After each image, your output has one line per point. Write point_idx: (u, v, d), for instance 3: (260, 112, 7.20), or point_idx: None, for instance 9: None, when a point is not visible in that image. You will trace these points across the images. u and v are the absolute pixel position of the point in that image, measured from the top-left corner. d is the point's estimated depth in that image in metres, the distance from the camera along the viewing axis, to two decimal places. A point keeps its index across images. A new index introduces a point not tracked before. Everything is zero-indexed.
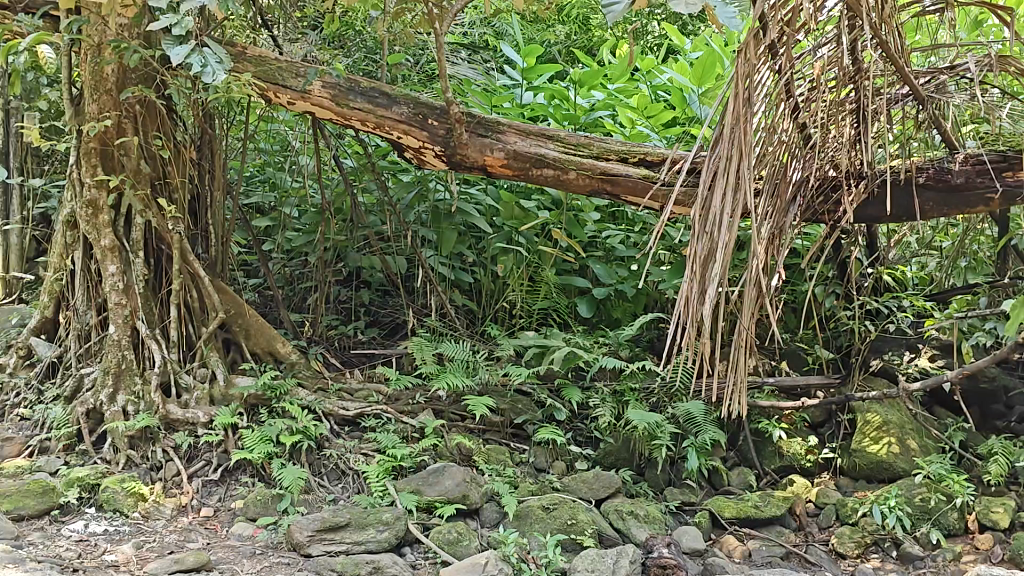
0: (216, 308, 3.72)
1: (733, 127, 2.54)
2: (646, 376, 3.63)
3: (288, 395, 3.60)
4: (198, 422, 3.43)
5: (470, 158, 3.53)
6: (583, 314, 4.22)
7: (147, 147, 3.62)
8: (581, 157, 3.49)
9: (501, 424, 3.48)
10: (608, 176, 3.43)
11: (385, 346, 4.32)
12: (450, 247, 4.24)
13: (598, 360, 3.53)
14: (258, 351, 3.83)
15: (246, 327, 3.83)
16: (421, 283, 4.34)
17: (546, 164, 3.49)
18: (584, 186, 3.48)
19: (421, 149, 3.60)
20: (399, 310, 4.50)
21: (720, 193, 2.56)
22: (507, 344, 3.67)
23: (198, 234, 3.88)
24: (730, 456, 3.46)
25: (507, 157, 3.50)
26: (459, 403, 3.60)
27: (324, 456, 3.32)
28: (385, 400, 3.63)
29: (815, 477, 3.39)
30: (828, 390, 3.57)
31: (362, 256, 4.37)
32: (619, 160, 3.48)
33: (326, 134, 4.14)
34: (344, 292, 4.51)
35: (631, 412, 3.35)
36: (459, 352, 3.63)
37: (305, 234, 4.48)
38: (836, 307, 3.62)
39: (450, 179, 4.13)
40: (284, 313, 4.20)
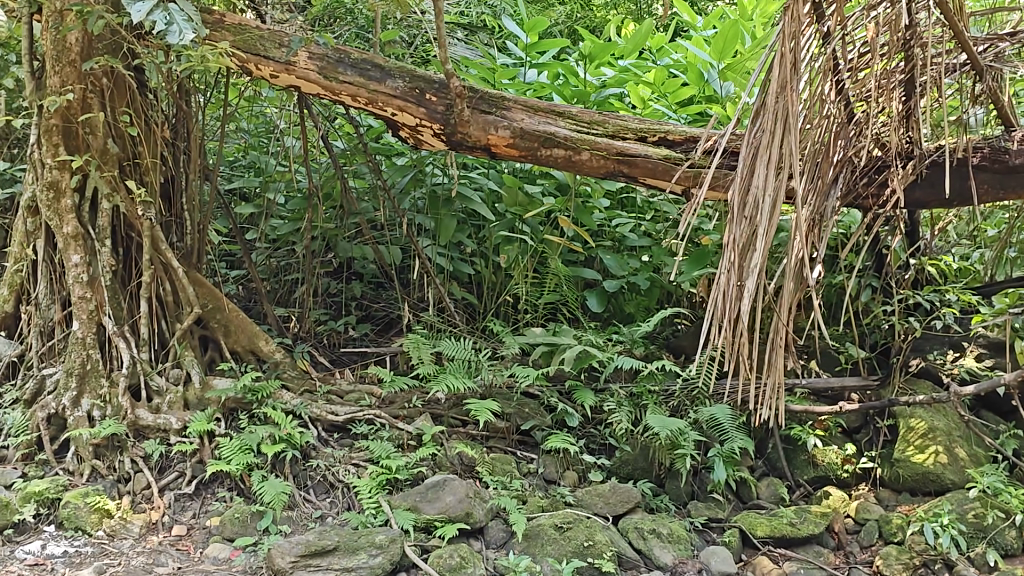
0: (191, 303, 3.38)
1: (777, 95, 2.21)
2: (666, 378, 3.30)
3: (271, 398, 3.27)
4: (171, 429, 3.10)
5: (471, 136, 3.18)
6: (593, 308, 3.89)
7: (115, 124, 3.29)
8: (594, 136, 3.14)
9: (507, 431, 3.15)
10: (623, 157, 3.08)
11: (378, 343, 3.99)
12: (450, 235, 3.88)
13: (613, 360, 3.19)
14: (239, 350, 3.50)
15: (225, 323, 3.49)
16: (418, 275, 4.01)
17: (555, 143, 3.13)
18: (597, 168, 3.13)
19: (418, 127, 3.26)
20: (393, 304, 4.17)
21: (762, 172, 2.23)
22: (512, 343, 3.34)
23: (173, 221, 3.54)
24: (758, 465, 3.14)
25: (513, 136, 3.15)
26: (461, 406, 3.27)
27: (310, 467, 2.99)
28: (378, 403, 3.30)
29: (853, 489, 3.07)
30: (865, 393, 3.25)
31: (354, 246, 4.05)
32: (636, 139, 3.14)
33: (313, 113, 3.79)
34: (334, 284, 4.17)
35: (650, 418, 3.03)
36: (459, 352, 3.31)
37: (292, 223, 4.14)
38: (873, 302, 3.30)
39: (449, 161, 3.79)
40: (268, 308, 3.86)
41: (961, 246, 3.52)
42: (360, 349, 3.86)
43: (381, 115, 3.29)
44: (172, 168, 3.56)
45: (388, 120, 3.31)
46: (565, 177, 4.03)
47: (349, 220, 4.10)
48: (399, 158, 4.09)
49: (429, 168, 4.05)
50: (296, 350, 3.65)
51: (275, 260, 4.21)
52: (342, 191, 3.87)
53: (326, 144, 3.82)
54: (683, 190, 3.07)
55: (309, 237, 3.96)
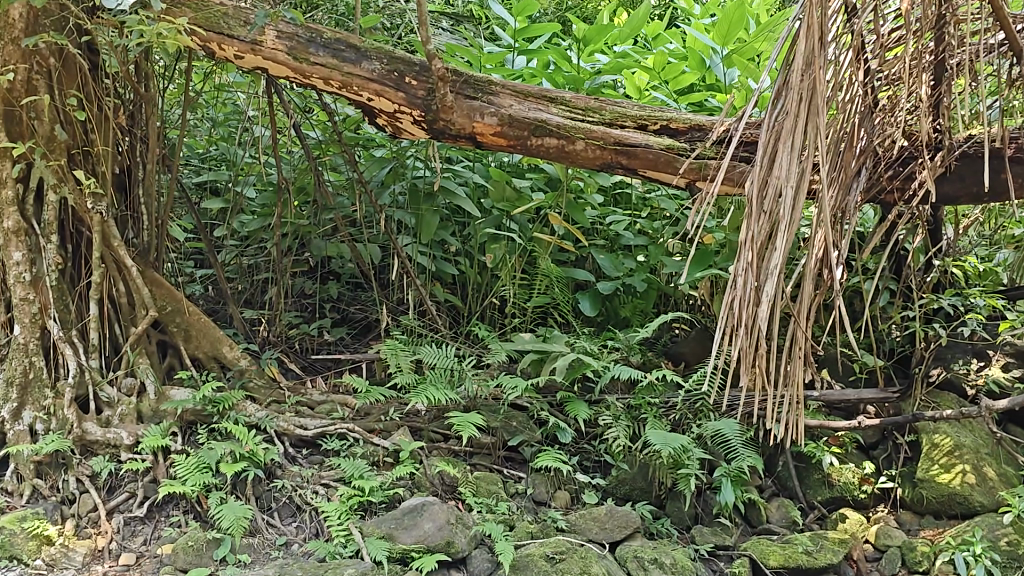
0: (145, 305, 3.08)
1: (803, 73, 1.92)
2: (666, 389, 3.03)
3: (234, 410, 2.98)
4: (121, 445, 2.81)
5: (455, 123, 2.89)
6: (586, 311, 3.60)
7: (62, 108, 2.99)
8: (589, 124, 2.85)
9: (492, 446, 2.87)
10: (621, 147, 2.80)
11: (354, 348, 3.70)
12: (432, 233, 3.58)
13: (610, 369, 2.91)
14: (201, 357, 3.21)
15: (186, 328, 3.20)
16: (397, 276, 3.72)
17: (547, 131, 2.84)
18: (592, 159, 2.84)
19: (397, 113, 2.98)
20: (371, 307, 3.89)
21: (785, 162, 1.94)
22: (499, 350, 3.06)
23: (129, 215, 3.24)
24: (767, 485, 2.87)
25: (501, 124, 2.87)
26: (443, 419, 2.99)
27: (275, 488, 2.70)
28: (351, 416, 3.01)
29: (871, 511, 2.81)
30: (882, 406, 2.99)
31: (329, 244, 3.76)
32: (636, 127, 2.85)
33: (284, 99, 3.50)
34: (308, 285, 3.89)
35: (650, 434, 2.75)
36: (440, 360, 3.02)
37: (263, 219, 3.84)
38: (891, 306, 3.04)
39: (432, 152, 3.51)
40: (235, 310, 3.57)
41: (983, 247, 3.27)
42: (334, 355, 3.57)
43: (356, 100, 3.01)
44: (127, 158, 3.26)
45: (363, 106, 3.02)
46: (556, 171, 3.75)
47: (323, 216, 3.81)
48: (377, 150, 3.79)
49: (411, 160, 3.77)
50: (263, 356, 3.35)
51: (244, 259, 3.92)
52: (316, 184, 3.57)
53: (297, 133, 3.52)
54: (687, 183, 2.80)
55: (280, 234, 3.67)
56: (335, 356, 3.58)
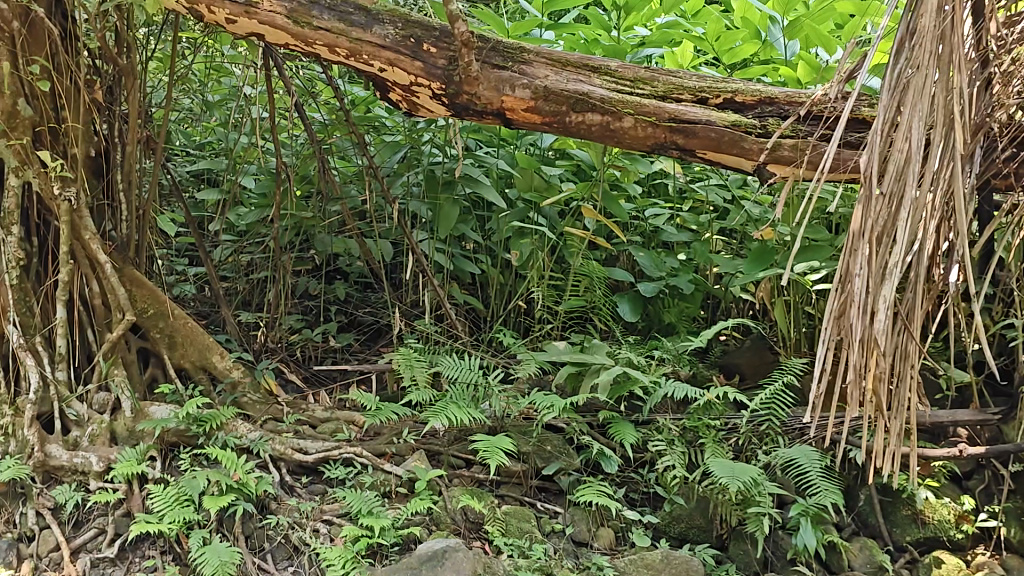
0: (122, 308, 2.67)
1: (939, 12, 1.48)
2: (724, 408, 2.60)
3: (222, 430, 2.56)
4: (90, 472, 2.39)
5: (480, 98, 2.47)
6: (625, 316, 3.17)
7: (26, 80, 2.57)
8: (639, 97, 2.43)
9: (523, 475, 2.45)
10: (676, 124, 2.37)
11: (364, 357, 3.29)
12: (451, 226, 3.11)
13: (661, 386, 2.48)
14: (187, 367, 2.79)
15: (169, 334, 2.79)
16: (412, 275, 3.31)
17: (588, 106, 2.42)
18: (641, 139, 2.42)
19: (412, 87, 2.55)
20: (381, 309, 3.48)
21: (916, 129, 1.50)
22: (530, 361, 2.63)
23: (106, 205, 2.83)
24: (846, 522, 2.45)
25: (535, 98, 2.44)
26: (465, 442, 2.57)
27: (267, 525, 2.28)
28: (358, 438, 2.60)
29: (969, 555, 2.40)
30: (977, 429, 2.58)
31: (335, 240, 3.35)
32: (694, 101, 2.43)
33: (285, 74, 3.08)
34: (312, 285, 3.47)
35: (712, 463, 2.33)
36: (463, 373, 2.60)
37: (261, 211, 3.43)
38: (988, 314, 2.61)
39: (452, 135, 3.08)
40: (228, 314, 3.15)
41: None
42: (340, 365, 3.15)
43: (366, 71, 2.58)
44: (102, 138, 2.84)
45: (373, 77, 2.59)
46: (591, 157, 3.32)
47: (329, 207, 3.39)
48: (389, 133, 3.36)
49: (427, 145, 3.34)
50: (259, 366, 2.93)
51: (241, 256, 3.51)
52: (321, 171, 3.15)
53: (299, 113, 3.10)
54: (755, 167, 2.37)
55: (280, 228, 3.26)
56: (342, 365, 3.16)
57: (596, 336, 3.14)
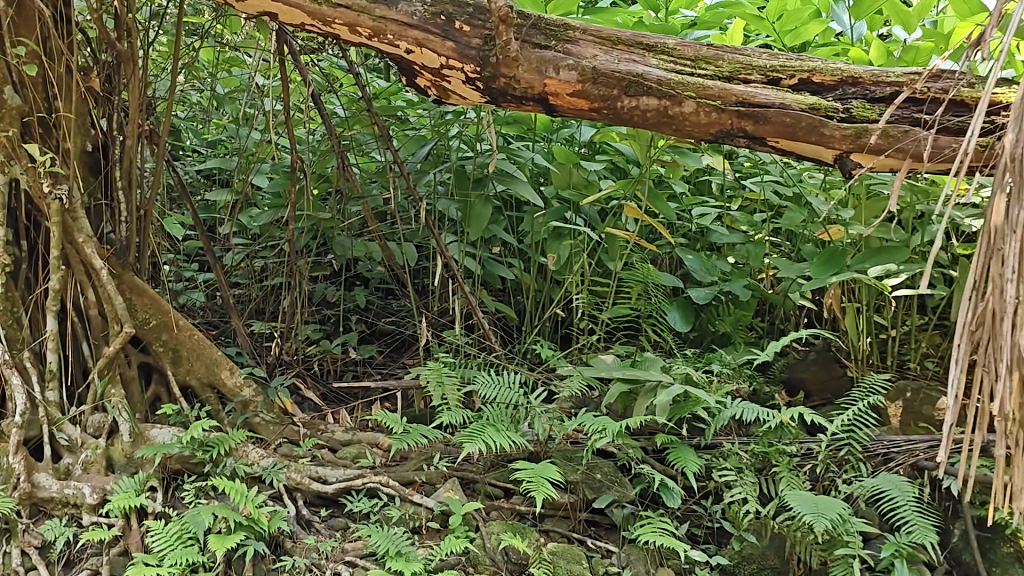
0: (119, 319, 2.39)
1: None
2: (794, 430, 2.31)
3: (232, 455, 2.29)
4: (83, 505, 2.12)
5: (520, 81, 2.18)
6: (677, 326, 2.83)
7: (10, 65, 2.30)
8: (701, 78, 2.13)
9: (571, 508, 2.16)
10: (745, 108, 2.09)
11: (387, 370, 3.01)
12: (483, 227, 2.81)
13: (729, 407, 2.20)
14: (193, 385, 2.52)
15: (174, 347, 2.51)
16: (439, 281, 3.02)
17: (643, 89, 2.13)
18: (704, 125, 2.13)
19: (442, 71, 2.26)
20: (406, 318, 3.20)
21: None
22: (576, 379, 2.34)
23: (103, 205, 2.56)
24: (941, 562, 2.14)
25: (583, 81, 2.16)
26: (504, 469, 2.28)
27: (282, 568, 2.00)
28: (383, 465, 2.32)
29: None
30: None
31: (355, 243, 3.07)
32: (764, 81, 2.14)
33: (301, 61, 2.81)
34: (331, 293, 3.20)
35: (790, 497, 2.04)
36: (501, 391, 2.31)
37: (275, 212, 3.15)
38: None
39: (485, 125, 2.80)
40: (239, 325, 2.88)
41: None
42: (362, 381, 2.87)
43: (390, 54, 2.28)
44: (99, 132, 2.57)
45: (398, 60, 2.29)
46: (636, 151, 3.02)
47: (348, 207, 3.11)
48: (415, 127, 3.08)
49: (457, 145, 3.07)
50: (273, 384, 2.64)
51: (254, 261, 3.24)
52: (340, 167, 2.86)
53: (316, 104, 2.82)
54: (837, 155, 2.09)
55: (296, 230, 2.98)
56: (364, 381, 2.88)
57: (645, 347, 2.83)
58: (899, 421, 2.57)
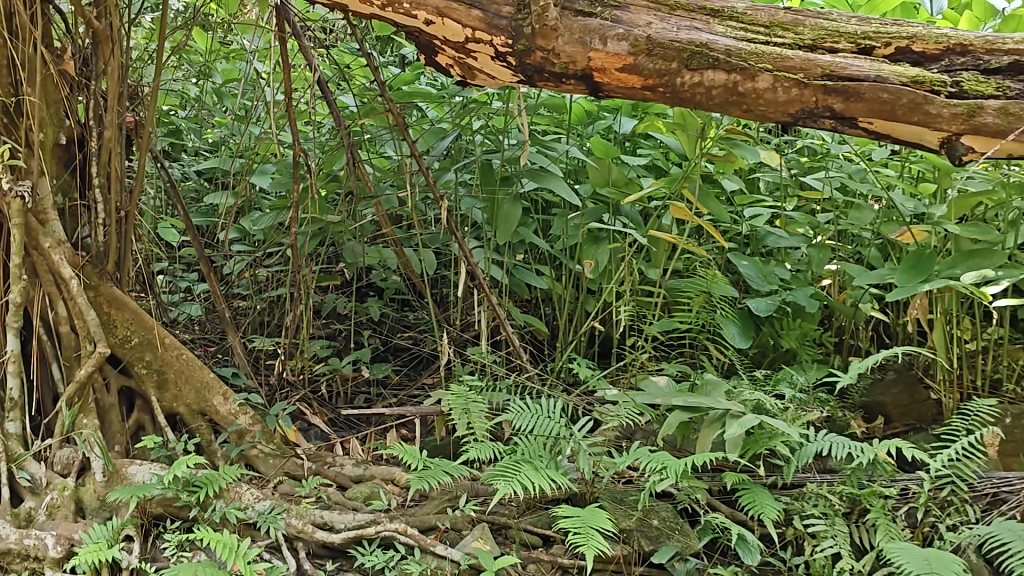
0: (92, 336, 2.06)
1: None
2: (885, 467, 1.94)
3: (223, 497, 1.94)
4: (45, 559, 1.75)
5: (560, 55, 1.84)
6: (735, 344, 2.42)
7: None
8: (778, 48, 1.80)
9: (625, 561, 1.78)
10: (832, 82, 1.75)
11: (404, 392, 2.67)
12: (510, 230, 2.46)
13: (812, 444, 1.83)
14: (181, 412, 2.18)
15: (159, 368, 2.18)
16: (462, 291, 2.69)
17: (709, 62, 1.78)
18: (783, 104, 1.79)
19: (468, 46, 1.91)
20: (425, 333, 2.86)
21: None
22: (626, 405, 1.99)
23: (79, 207, 2.23)
24: None
25: (635, 54, 1.81)
26: (543, 515, 1.93)
27: None
28: (399, 508, 1.98)
29: None
30: None
31: (368, 250, 2.74)
32: (855, 51, 1.81)
33: (307, 43, 2.47)
34: (341, 305, 2.87)
35: (894, 551, 1.67)
36: (539, 422, 1.96)
37: (276, 215, 2.82)
38: None
39: (516, 114, 2.47)
40: (237, 342, 2.55)
41: None
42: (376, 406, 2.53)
43: (406, 26, 1.93)
44: (74, 121, 2.24)
45: (416, 33, 1.95)
46: (686, 143, 2.67)
47: (360, 209, 2.78)
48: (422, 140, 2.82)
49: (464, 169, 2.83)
50: (270, 414, 2.24)
51: (256, 271, 2.91)
52: (349, 163, 2.52)
53: (323, 90, 2.48)
54: (944, 139, 1.74)
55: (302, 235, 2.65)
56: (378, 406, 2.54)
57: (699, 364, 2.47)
58: (999, 452, 2.20)
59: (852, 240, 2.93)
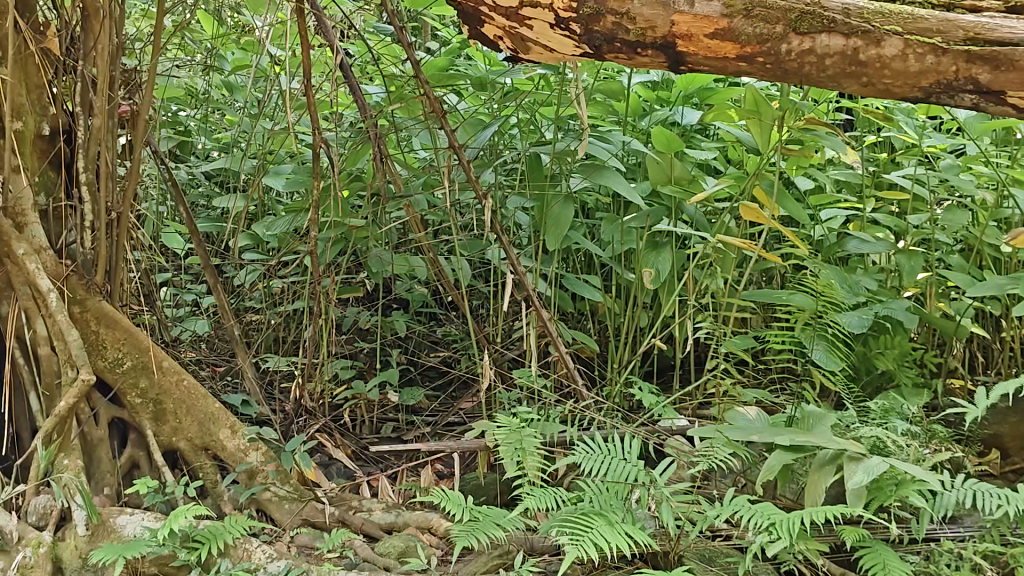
0: (73, 362, 1.73)
1: None
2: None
3: (229, 553, 1.61)
4: None
5: (636, 19, 1.51)
6: (824, 362, 2.03)
7: None
8: (907, 6, 1.47)
9: None
10: (978, 48, 1.41)
11: (437, 419, 2.35)
12: (562, 235, 2.12)
13: (951, 496, 1.49)
14: (182, 449, 1.86)
15: (157, 398, 1.86)
16: (502, 305, 2.36)
17: (823, 24, 1.46)
18: (914, 76, 1.46)
19: (524, 11, 1.56)
20: (459, 351, 2.54)
21: None
22: (716, 443, 1.64)
23: (67, 210, 1.91)
24: None
25: (729, 16, 1.48)
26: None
27: None
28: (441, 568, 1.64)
29: None
30: None
31: (397, 258, 2.43)
32: (1003, 10, 1.49)
33: (328, 20, 2.15)
34: (365, 320, 2.55)
35: None
36: (613, 464, 1.60)
37: (294, 217, 2.48)
38: None
39: (570, 100, 2.13)
40: (249, 364, 2.23)
41: None
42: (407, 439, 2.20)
43: None
44: (61, 109, 1.92)
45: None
46: (759, 136, 2.33)
47: (387, 212, 2.46)
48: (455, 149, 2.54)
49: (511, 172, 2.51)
50: (285, 451, 1.90)
51: (271, 282, 2.60)
52: (377, 159, 2.20)
53: (346, 75, 2.16)
54: None
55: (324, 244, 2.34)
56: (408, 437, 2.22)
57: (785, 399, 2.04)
58: None
59: (939, 244, 2.59)
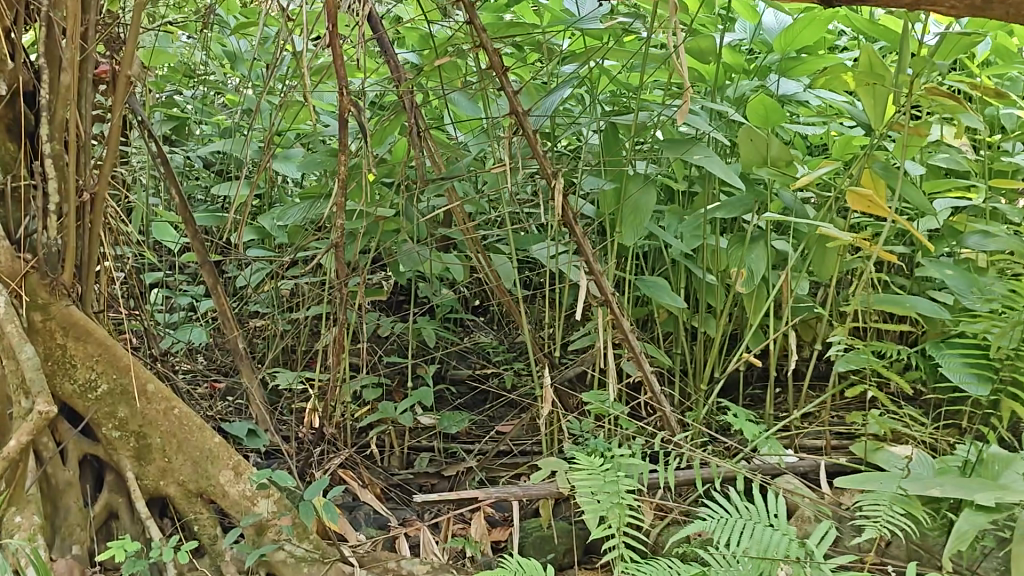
0: (29, 389, 1.32)
1: None
2: None
3: None
4: None
5: None
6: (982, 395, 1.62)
7: None
8: None
9: None
10: None
11: (482, 449, 1.95)
12: (642, 227, 1.71)
13: None
14: (172, 496, 1.46)
15: (140, 432, 1.45)
16: (561, 313, 1.96)
17: None
18: None
19: None
20: (504, 366, 2.14)
21: None
22: (883, 499, 1.22)
23: (29, 191, 1.49)
24: None
25: None
26: None
27: None
28: None
29: None
30: None
31: (433, 256, 2.02)
32: None
33: None
34: (392, 329, 2.15)
35: None
36: (756, 533, 1.17)
37: (310, 204, 2.01)
38: None
39: (653, 60, 1.72)
40: (256, 385, 1.82)
41: None
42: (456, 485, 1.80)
43: None
44: (21, 64, 1.48)
45: None
46: (875, 109, 1.89)
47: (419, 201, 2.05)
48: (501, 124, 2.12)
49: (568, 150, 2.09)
50: (302, 499, 1.46)
51: (280, 283, 2.20)
52: (412, 134, 1.79)
53: (376, 30, 1.75)
54: None
55: (360, 240, 1.95)
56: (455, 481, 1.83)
57: (926, 430, 1.63)
58: None
59: None
